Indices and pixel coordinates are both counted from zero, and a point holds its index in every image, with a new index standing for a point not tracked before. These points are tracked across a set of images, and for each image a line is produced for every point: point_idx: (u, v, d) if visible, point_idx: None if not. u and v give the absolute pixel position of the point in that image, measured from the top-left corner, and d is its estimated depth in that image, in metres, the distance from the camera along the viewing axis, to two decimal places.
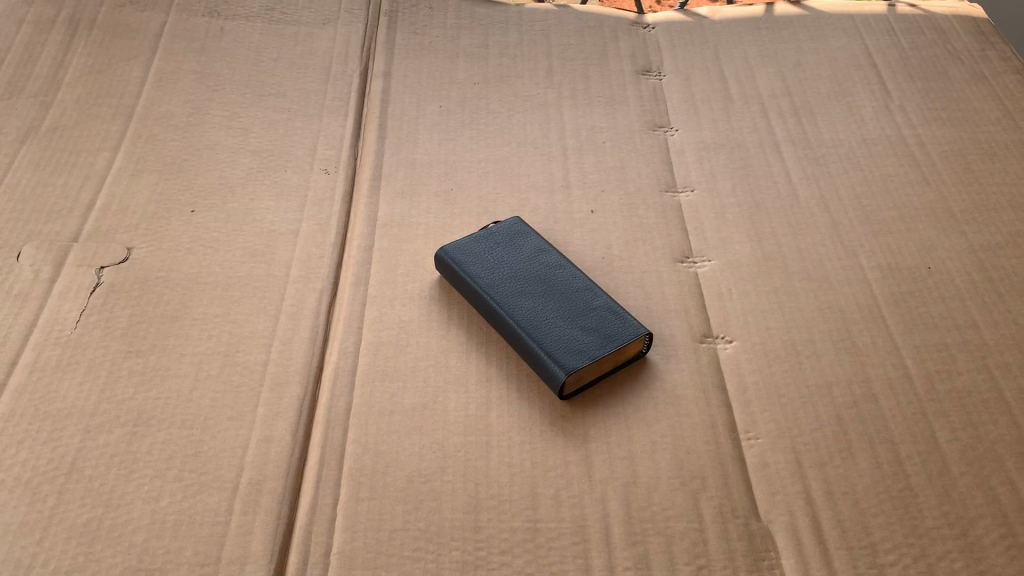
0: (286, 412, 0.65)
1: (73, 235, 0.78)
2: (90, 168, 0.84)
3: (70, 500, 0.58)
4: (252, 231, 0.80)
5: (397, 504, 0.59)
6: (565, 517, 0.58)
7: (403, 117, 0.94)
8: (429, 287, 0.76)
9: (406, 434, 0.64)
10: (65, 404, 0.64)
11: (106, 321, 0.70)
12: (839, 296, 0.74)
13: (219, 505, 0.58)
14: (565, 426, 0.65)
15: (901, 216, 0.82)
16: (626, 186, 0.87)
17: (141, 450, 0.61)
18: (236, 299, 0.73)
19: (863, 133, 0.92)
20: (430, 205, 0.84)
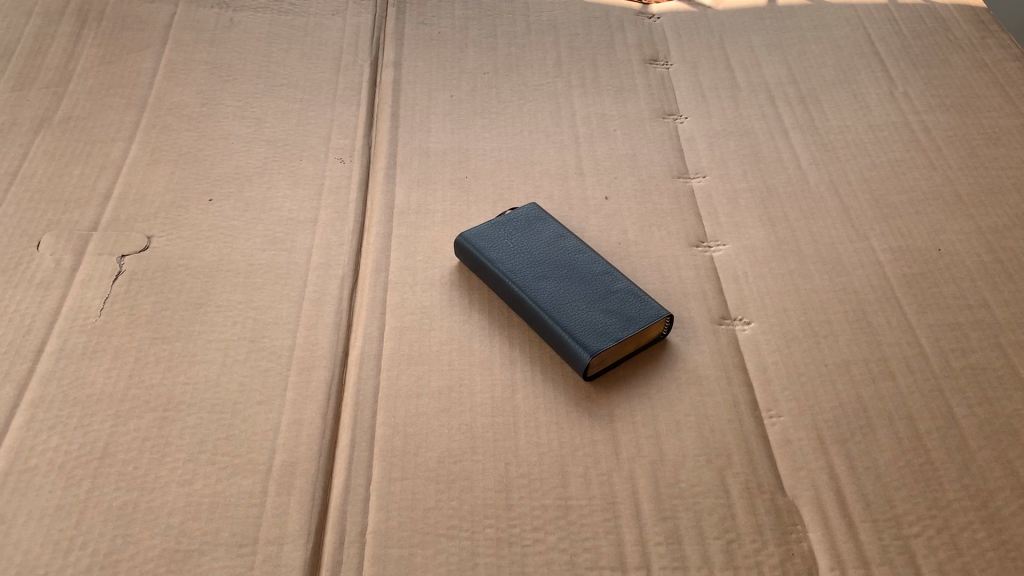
0: (314, 396, 0.65)
1: (92, 224, 0.78)
2: (105, 158, 0.84)
3: (104, 483, 0.58)
4: (270, 219, 0.80)
5: (429, 484, 0.60)
6: (595, 494, 0.59)
7: (415, 106, 0.94)
8: (448, 273, 0.77)
9: (434, 417, 0.64)
10: (94, 389, 0.64)
11: (130, 308, 0.71)
12: (853, 278, 0.76)
13: (253, 487, 0.59)
14: (590, 407, 0.66)
15: (910, 200, 0.84)
16: (638, 172, 0.88)
17: (173, 435, 0.62)
18: (259, 285, 0.74)
19: (869, 120, 0.93)
20: (446, 193, 0.85)
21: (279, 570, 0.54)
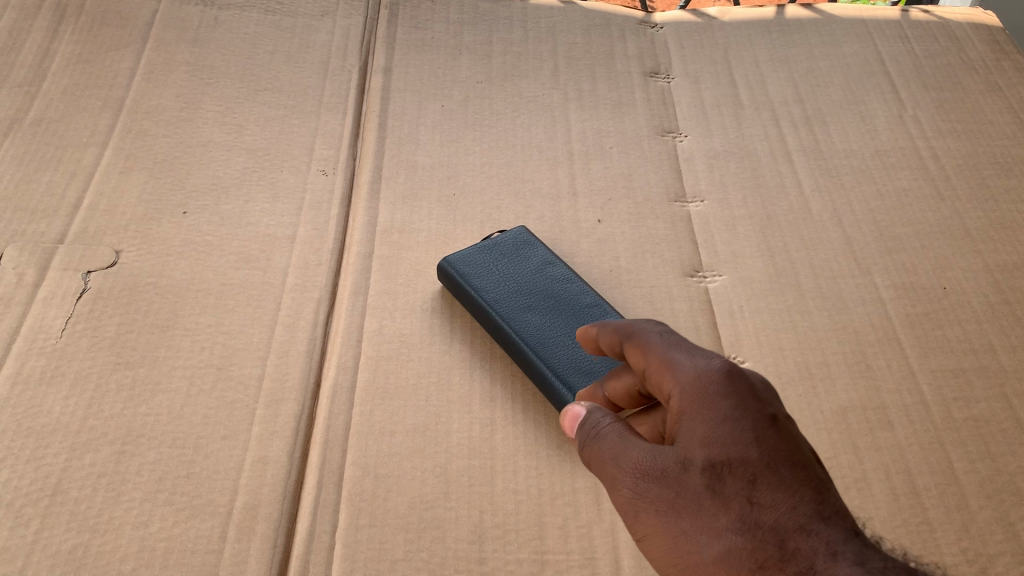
0: (282, 431, 0.62)
1: (60, 236, 0.74)
2: (77, 164, 0.81)
3: (54, 524, 0.55)
4: (246, 235, 0.76)
5: (398, 532, 0.56)
6: (573, 548, 0.56)
7: (404, 116, 0.90)
8: (429, 298, 0.72)
9: (407, 457, 0.60)
10: (50, 419, 0.61)
11: (93, 330, 0.67)
12: (854, 316, 0.71)
13: (212, 531, 0.55)
14: (573, 451, 0.62)
15: (916, 231, 0.79)
16: (634, 195, 0.83)
17: (130, 471, 0.58)
18: (230, 308, 0.70)
19: (877, 144, 0.89)
20: (432, 210, 0.80)
21: None
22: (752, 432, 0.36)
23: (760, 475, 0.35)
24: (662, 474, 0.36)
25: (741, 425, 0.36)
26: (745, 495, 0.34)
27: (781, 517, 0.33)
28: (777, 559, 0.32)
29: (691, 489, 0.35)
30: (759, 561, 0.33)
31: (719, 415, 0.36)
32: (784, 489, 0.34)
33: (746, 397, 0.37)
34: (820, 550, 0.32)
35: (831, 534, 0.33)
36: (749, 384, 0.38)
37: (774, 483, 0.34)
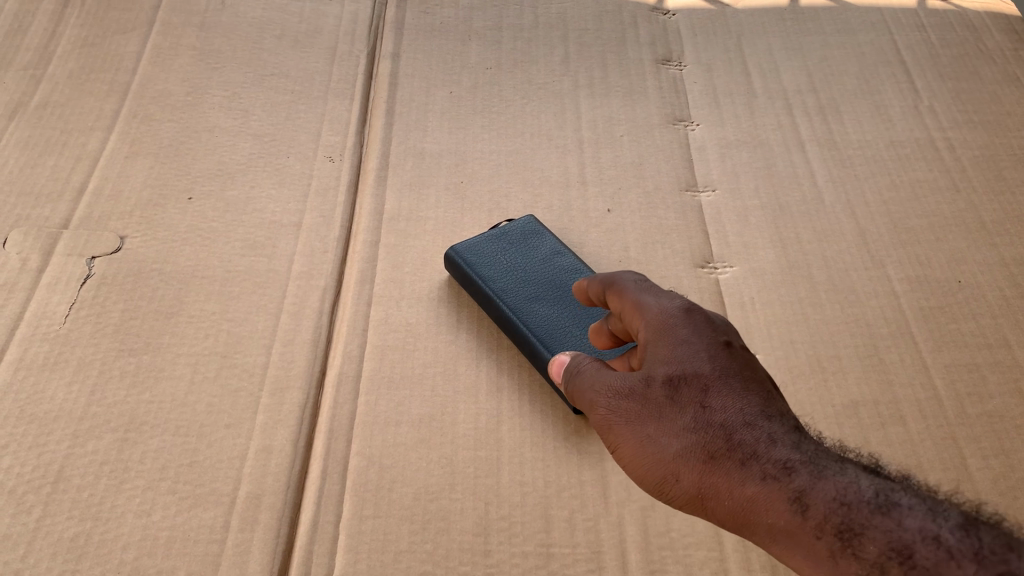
0: (287, 420, 0.61)
1: (64, 221, 0.73)
2: (82, 149, 0.80)
3: (56, 512, 0.54)
4: (252, 222, 0.75)
5: (403, 524, 0.55)
6: (579, 542, 0.55)
7: (412, 102, 0.89)
8: (436, 287, 0.71)
9: (412, 447, 0.60)
10: (53, 406, 0.60)
11: (96, 316, 0.66)
12: (867, 309, 0.70)
13: (215, 521, 0.55)
14: (580, 443, 0.61)
15: (931, 224, 0.78)
16: (644, 184, 0.82)
17: (133, 459, 0.57)
18: (235, 295, 0.69)
19: (891, 134, 0.88)
20: (440, 198, 0.79)
21: None
22: (706, 349, 0.40)
23: (711, 381, 0.39)
24: (629, 390, 0.41)
25: (696, 344, 0.41)
26: (698, 398, 0.39)
27: (729, 414, 0.38)
28: (724, 446, 0.37)
29: (653, 400, 0.40)
30: (710, 451, 0.37)
31: (676, 338, 0.41)
32: (732, 391, 0.39)
33: (701, 324, 0.42)
34: (762, 436, 0.37)
35: (772, 424, 0.37)
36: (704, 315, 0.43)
37: (723, 386, 0.39)
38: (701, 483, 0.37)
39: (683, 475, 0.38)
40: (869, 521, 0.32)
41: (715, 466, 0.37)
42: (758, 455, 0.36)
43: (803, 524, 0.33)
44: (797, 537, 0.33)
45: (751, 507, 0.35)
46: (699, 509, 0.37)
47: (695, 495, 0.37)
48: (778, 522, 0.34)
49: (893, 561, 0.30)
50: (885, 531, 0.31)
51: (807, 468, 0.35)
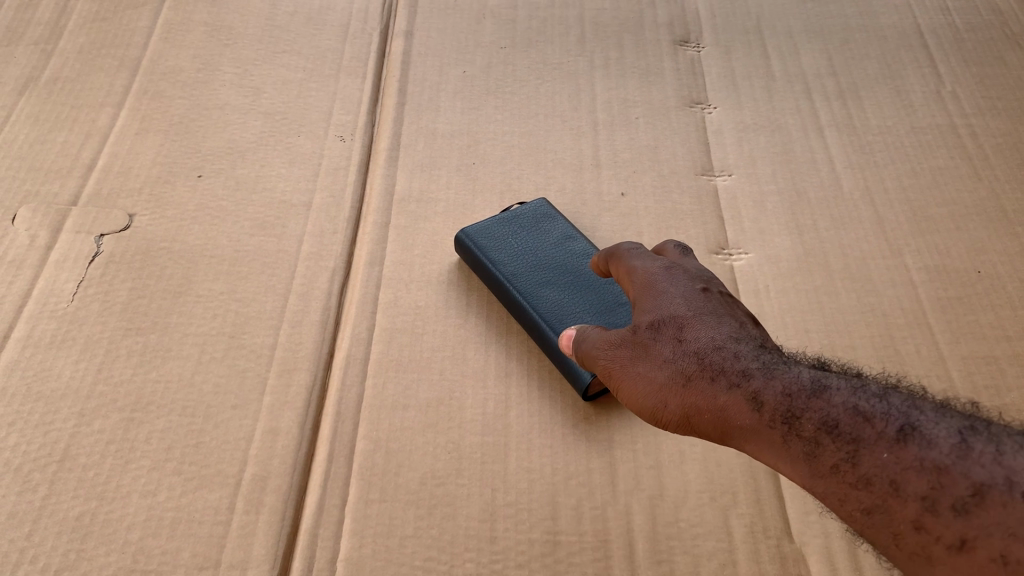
0: (293, 402, 0.61)
1: (73, 197, 0.73)
2: (91, 125, 0.79)
3: (62, 490, 0.54)
4: (261, 200, 0.74)
5: (409, 509, 0.55)
6: (586, 530, 0.55)
7: (425, 81, 0.88)
8: (446, 270, 0.70)
9: (420, 432, 0.59)
10: (60, 384, 0.60)
11: (104, 294, 0.65)
12: (884, 298, 0.69)
13: (220, 502, 0.55)
14: (589, 430, 0.60)
15: (951, 212, 0.76)
16: (659, 168, 0.81)
17: (139, 439, 0.57)
18: (244, 275, 0.68)
19: (913, 120, 0.86)
20: (451, 179, 0.78)
21: None
22: (683, 292, 0.44)
23: (687, 317, 0.42)
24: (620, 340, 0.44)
25: (677, 292, 0.44)
26: (675, 333, 0.42)
27: (701, 340, 0.41)
28: (695, 366, 0.40)
29: (639, 342, 0.43)
30: (686, 375, 0.40)
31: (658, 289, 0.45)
32: (708, 323, 0.42)
33: (683, 278, 0.46)
34: (729, 354, 0.39)
35: (740, 343, 0.40)
36: (687, 271, 0.46)
37: (698, 320, 0.42)
38: (683, 404, 0.40)
39: (669, 401, 0.41)
40: (810, 408, 0.34)
41: (691, 387, 0.40)
42: (723, 369, 0.39)
43: (759, 419, 0.36)
44: (758, 433, 0.36)
45: (721, 413, 0.38)
46: (687, 428, 0.40)
47: (682, 416, 0.40)
48: (742, 423, 0.37)
49: (828, 436, 0.33)
50: (823, 412, 0.33)
51: (762, 372, 0.37)
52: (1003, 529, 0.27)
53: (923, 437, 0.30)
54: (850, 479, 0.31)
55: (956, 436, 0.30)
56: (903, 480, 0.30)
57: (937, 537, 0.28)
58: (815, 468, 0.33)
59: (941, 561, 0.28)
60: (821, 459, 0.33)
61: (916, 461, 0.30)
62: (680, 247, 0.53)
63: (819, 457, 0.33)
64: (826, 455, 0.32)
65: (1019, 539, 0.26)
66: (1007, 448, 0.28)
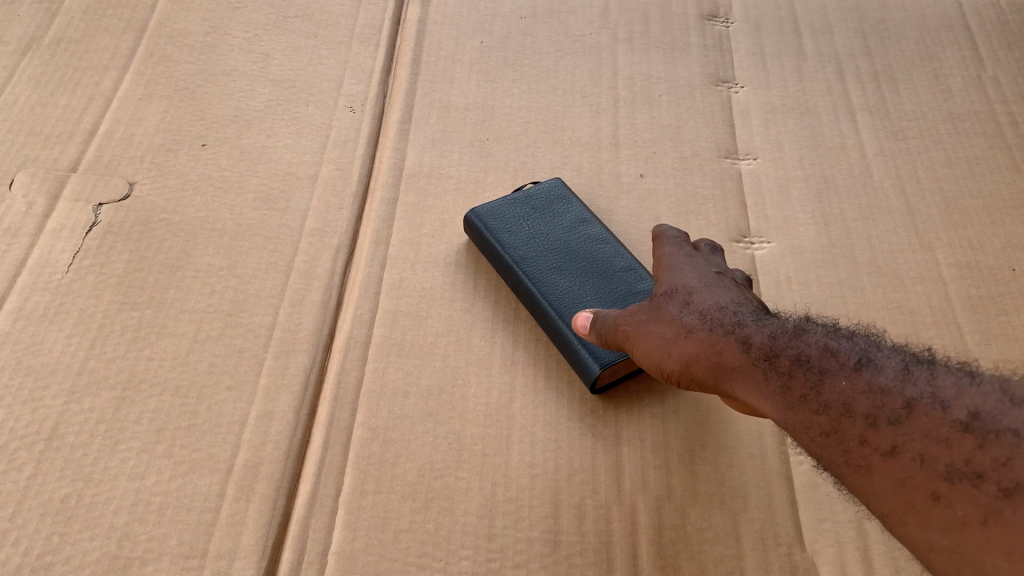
0: (291, 385, 0.57)
1: (72, 163, 0.70)
2: (94, 89, 0.76)
3: (48, 471, 0.51)
4: (264, 172, 0.71)
5: (405, 501, 0.51)
6: (588, 530, 0.50)
7: (440, 52, 0.84)
8: (455, 253, 0.66)
9: (420, 421, 0.55)
10: (51, 358, 0.56)
11: (100, 266, 0.62)
12: (912, 295, 0.65)
13: (210, 488, 0.51)
14: (595, 425, 0.55)
15: (986, 206, 0.72)
16: (680, 149, 0.77)
17: (129, 420, 0.54)
18: (245, 250, 0.64)
19: (949, 106, 0.81)
20: (463, 156, 0.75)
21: None
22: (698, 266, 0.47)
23: (697, 284, 0.45)
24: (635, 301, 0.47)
25: (692, 266, 0.47)
26: (684, 295, 0.45)
27: (706, 300, 0.44)
28: (697, 320, 0.43)
29: (652, 302, 0.46)
30: (689, 329, 0.42)
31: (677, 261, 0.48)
32: (715, 289, 0.45)
33: (701, 259, 0.49)
34: (729, 311, 0.42)
35: (741, 304, 0.43)
36: (707, 254, 0.49)
37: (706, 286, 0.45)
38: (684, 354, 0.42)
39: (671, 353, 0.43)
40: (788, 348, 0.37)
41: (692, 339, 0.42)
42: (720, 321, 0.42)
43: (746, 360, 0.39)
44: (745, 372, 0.39)
45: (715, 360, 0.41)
46: (683, 378, 0.43)
47: (682, 368, 0.42)
48: (732, 365, 0.39)
49: (800, 370, 0.36)
50: (798, 351, 0.37)
51: (755, 323, 0.40)
52: (924, 435, 0.30)
53: (875, 366, 0.34)
54: (814, 405, 0.35)
55: (902, 365, 0.33)
56: (855, 402, 0.33)
57: (875, 446, 0.32)
58: (788, 400, 0.36)
59: (877, 469, 0.31)
60: (793, 391, 0.36)
61: (866, 385, 0.33)
62: (713, 244, 0.51)
63: (792, 389, 0.36)
64: (798, 386, 0.36)
65: (934, 440, 0.30)
66: (941, 372, 0.32)
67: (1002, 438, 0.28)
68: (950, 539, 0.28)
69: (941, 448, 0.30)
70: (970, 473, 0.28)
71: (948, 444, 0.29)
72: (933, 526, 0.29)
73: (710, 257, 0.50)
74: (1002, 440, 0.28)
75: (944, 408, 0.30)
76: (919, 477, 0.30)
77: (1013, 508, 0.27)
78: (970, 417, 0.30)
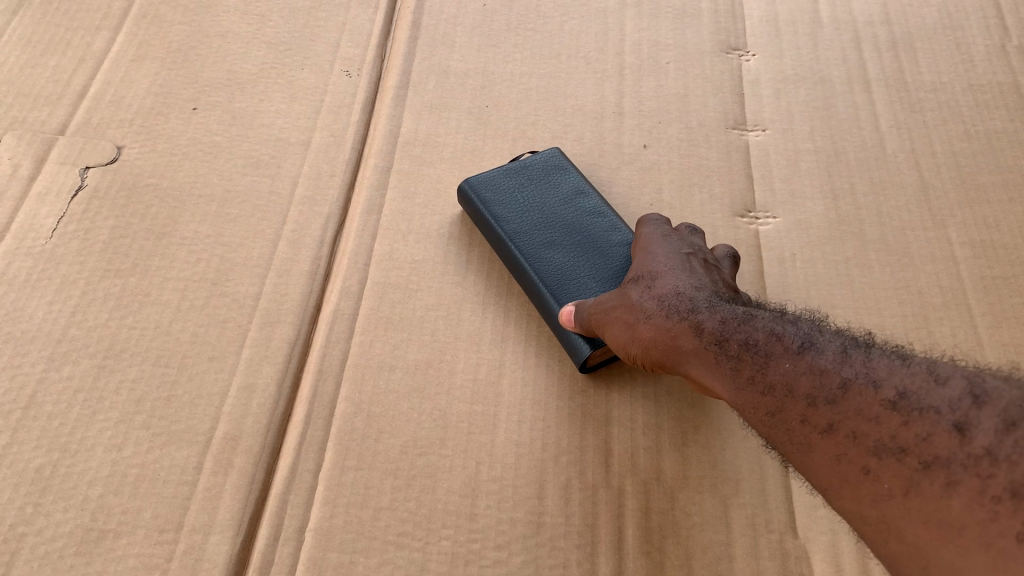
0: (274, 356, 0.53)
1: (61, 126, 0.64)
2: (86, 50, 0.71)
3: (25, 440, 0.48)
4: (258, 138, 0.66)
5: (386, 478, 0.48)
6: (574, 512, 0.47)
7: (441, 15, 0.79)
8: (448, 223, 0.61)
9: (405, 396, 0.51)
10: (31, 325, 0.53)
11: (85, 232, 0.58)
12: (920, 274, 0.61)
13: (188, 461, 0.48)
14: (586, 404, 0.52)
15: (1005, 182, 0.67)
16: (687, 119, 0.72)
17: (108, 389, 0.50)
18: (233, 218, 0.60)
19: (970, 78, 0.76)
20: (461, 123, 0.69)
21: (200, 566, 0.44)
22: (666, 249, 0.46)
23: (662, 268, 0.45)
24: None
25: (662, 249, 0.46)
26: (648, 280, 0.44)
27: (669, 286, 0.43)
28: (655, 304, 0.42)
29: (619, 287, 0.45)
30: (649, 315, 0.42)
31: (648, 243, 0.47)
32: (679, 273, 0.44)
33: (675, 241, 0.48)
34: (688, 298, 0.41)
35: (702, 291, 0.42)
36: (682, 235, 0.48)
37: (669, 271, 0.44)
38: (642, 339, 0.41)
39: (633, 337, 0.42)
40: (737, 332, 0.37)
41: (652, 325, 0.41)
42: (676, 305, 0.41)
43: (699, 344, 0.38)
44: (698, 356, 0.38)
45: (671, 345, 0.40)
46: (644, 361, 0.42)
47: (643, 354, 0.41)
48: (687, 349, 0.39)
49: (747, 353, 0.36)
50: (746, 335, 0.36)
51: (710, 309, 0.40)
52: (857, 413, 0.30)
53: (817, 349, 0.33)
54: (759, 387, 0.34)
55: (842, 348, 0.33)
56: (796, 383, 0.33)
57: (814, 425, 0.31)
58: (737, 382, 0.36)
59: (815, 447, 0.31)
60: (741, 373, 0.35)
61: (808, 367, 0.33)
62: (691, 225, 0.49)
63: (740, 372, 0.35)
64: (744, 369, 0.35)
65: (866, 418, 0.29)
66: (876, 355, 0.31)
67: (926, 415, 0.27)
68: (878, 510, 0.27)
69: (872, 425, 0.29)
70: (894, 449, 0.28)
71: (876, 421, 0.29)
72: (865, 498, 0.28)
73: (688, 238, 0.48)
74: (926, 416, 0.27)
75: (876, 387, 0.30)
76: (851, 452, 0.29)
77: (933, 480, 0.26)
78: (898, 395, 0.29)
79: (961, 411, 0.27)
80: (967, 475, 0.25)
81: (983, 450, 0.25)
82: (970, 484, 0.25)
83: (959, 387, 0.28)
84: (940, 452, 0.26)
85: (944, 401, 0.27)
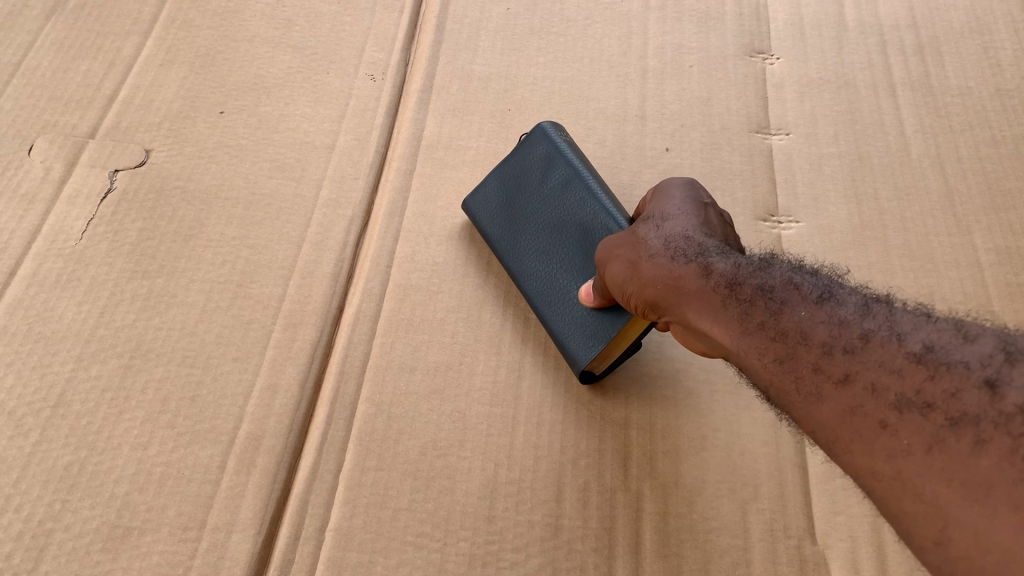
0: (297, 358, 0.53)
1: (91, 130, 0.65)
2: (116, 55, 0.70)
3: (53, 437, 0.49)
4: (283, 142, 0.66)
5: (406, 479, 0.48)
6: (591, 515, 0.47)
7: (466, 19, 0.78)
8: (469, 226, 0.62)
9: (425, 398, 0.52)
10: (60, 325, 0.53)
11: (113, 234, 0.58)
12: (944, 280, 0.61)
13: (211, 460, 0.49)
14: (605, 407, 0.52)
15: None
16: (710, 121, 0.72)
17: (134, 388, 0.51)
18: (258, 220, 0.60)
19: (998, 81, 0.74)
20: (483, 126, 0.70)
21: (223, 564, 0.45)
22: (682, 195, 0.46)
23: (675, 213, 0.44)
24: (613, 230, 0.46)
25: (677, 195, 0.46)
26: (657, 223, 0.44)
27: (678, 229, 0.43)
28: (661, 245, 0.41)
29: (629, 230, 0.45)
30: (653, 254, 0.41)
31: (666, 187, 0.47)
32: (689, 219, 0.44)
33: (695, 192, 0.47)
34: (695, 242, 0.41)
35: (711, 239, 0.42)
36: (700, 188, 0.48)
37: (681, 215, 0.44)
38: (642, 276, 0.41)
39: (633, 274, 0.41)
40: (751, 278, 0.36)
41: (655, 263, 0.41)
42: (683, 248, 0.41)
43: (704, 285, 0.38)
44: (701, 297, 0.38)
45: (671, 282, 0.39)
46: (640, 302, 0.41)
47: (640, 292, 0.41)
48: (689, 289, 0.38)
49: (760, 298, 0.35)
50: (761, 281, 0.36)
51: (721, 255, 0.39)
52: (879, 364, 0.29)
53: (836, 300, 0.33)
54: (771, 332, 0.34)
55: (863, 302, 0.32)
56: (812, 331, 0.32)
57: (829, 374, 0.30)
58: (746, 326, 0.35)
59: (828, 396, 0.30)
60: (751, 318, 0.35)
61: (827, 317, 0.32)
62: None
63: (750, 315, 0.35)
64: (756, 313, 0.35)
65: (888, 369, 0.28)
66: (898, 311, 0.31)
67: (954, 370, 0.27)
68: (893, 466, 0.27)
69: (894, 377, 0.28)
70: (919, 404, 0.27)
71: (900, 373, 0.28)
72: (879, 451, 0.27)
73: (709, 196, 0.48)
74: (953, 372, 0.27)
75: (899, 341, 0.29)
76: (869, 404, 0.28)
77: (959, 438, 0.25)
78: (924, 348, 0.28)
79: (993, 367, 0.26)
80: (997, 433, 0.24)
81: (1015, 408, 0.25)
82: (1000, 442, 0.24)
83: (989, 344, 0.27)
84: (969, 408, 0.26)
85: (974, 356, 0.27)
